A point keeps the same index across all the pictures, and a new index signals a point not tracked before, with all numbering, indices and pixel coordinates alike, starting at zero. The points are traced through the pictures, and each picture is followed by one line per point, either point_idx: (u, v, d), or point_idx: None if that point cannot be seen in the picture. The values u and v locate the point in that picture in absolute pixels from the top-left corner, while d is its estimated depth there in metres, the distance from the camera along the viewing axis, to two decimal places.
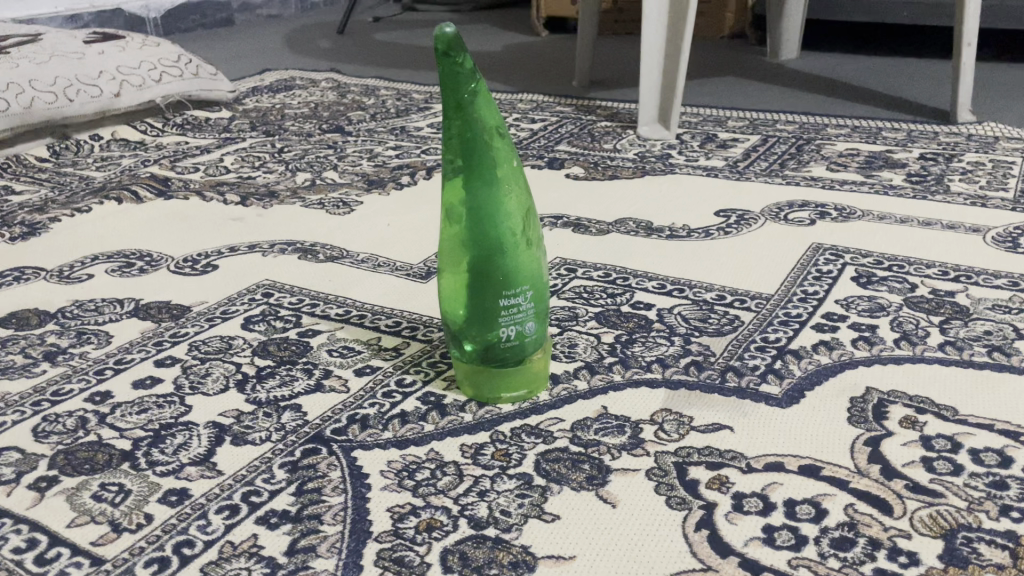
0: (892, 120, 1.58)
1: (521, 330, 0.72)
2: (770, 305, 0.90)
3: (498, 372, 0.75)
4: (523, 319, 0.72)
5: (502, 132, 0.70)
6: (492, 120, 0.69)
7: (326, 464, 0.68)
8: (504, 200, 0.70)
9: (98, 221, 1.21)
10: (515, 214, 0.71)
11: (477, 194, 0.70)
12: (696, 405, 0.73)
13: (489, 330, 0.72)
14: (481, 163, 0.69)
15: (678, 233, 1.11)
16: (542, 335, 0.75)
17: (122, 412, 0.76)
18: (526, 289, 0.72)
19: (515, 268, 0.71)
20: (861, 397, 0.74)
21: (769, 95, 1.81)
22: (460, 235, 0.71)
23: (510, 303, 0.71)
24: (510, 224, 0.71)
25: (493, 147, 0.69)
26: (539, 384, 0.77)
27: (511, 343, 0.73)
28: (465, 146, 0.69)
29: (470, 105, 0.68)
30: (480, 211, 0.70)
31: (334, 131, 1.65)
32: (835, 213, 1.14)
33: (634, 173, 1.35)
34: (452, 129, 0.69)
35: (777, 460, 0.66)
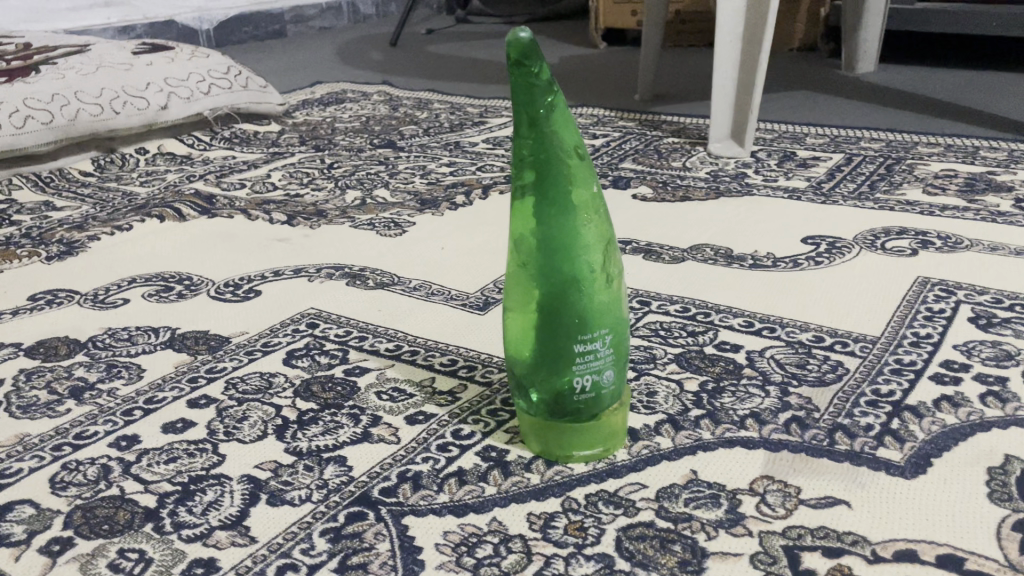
0: (990, 138, 1.45)
1: (597, 380, 0.63)
2: (877, 350, 0.79)
3: (569, 429, 0.65)
4: (601, 367, 0.62)
5: (581, 152, 0.60)
6: (571, 138, 0.60)
7: (372, 534, 0.59)
8: (583, 231, 0.61)
9: (137, 240, 1.15)
10: (595, 248, 0.61)
11: (551, 224, 0.60)
12: (802, 473, 0.63)
13: (561, 381, 0.63)
14: (555, 187, 0.60)
15: (762, 263, 1.00)
16: (621, 386, 0.65)
17: (149, 461, 0.68)
18: (606, 334, 0.62)
19: (593, 311, 0.61)
20: (1001, 468, 0.62)
21: (849, 110, 1.68)
22: (530, 270, 0.62)
23: (586, 351, 0.62)
24: (590, 260, 0.61)
25: (571, 169, 0.60)
26: (616, 442, 0.67)
27: (586, 396, 0.63)
28: (538, 167, 0.59)
29: (545, 122, 0.59)
30: (554, 242, 0.61)
31: (386, 146, 1.58)
32: (938, 242, 1.02)
33: (708, 194, 1.25)
34: (523, 149, 0.60)
35: (907, 548, 0.55)
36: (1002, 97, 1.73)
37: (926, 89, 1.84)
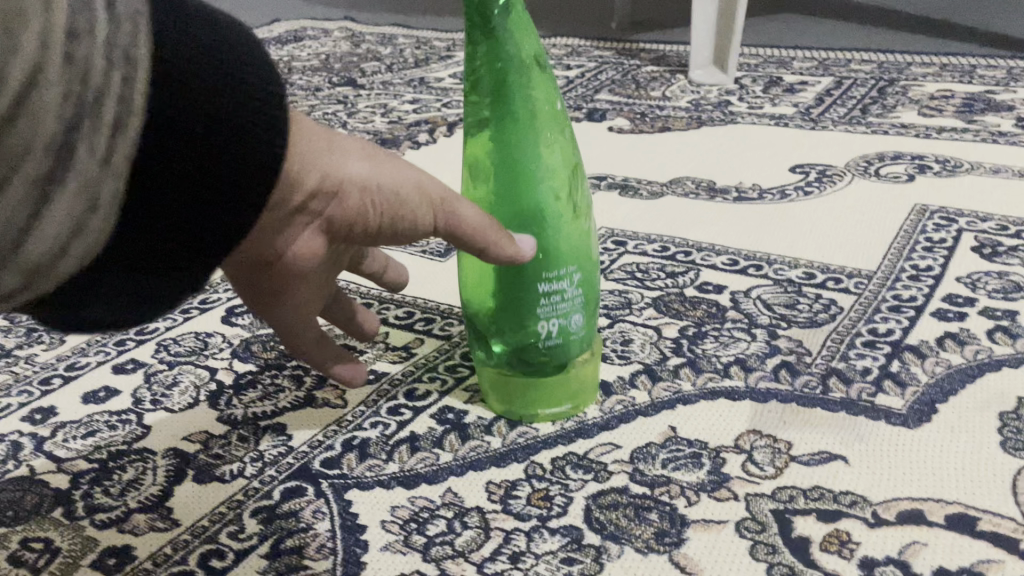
0: (987, 56, 1.36)
1: (564, 324, 0.55)
2: (873, 286, 0.72)
3: (533, 382, 0.57)
4: (568, 310, 0.55)
5: (542, 65, 0.53)
6: (532, 46, 0.52)
7: (311, 513, 0.52)
8: (546, 155, 0.53)
9: None
10: (560, 172, 0.53)
11: (510, 146, 0.52)
12: (792, 425, 0.56)
13: (522, 326, 0.55)
14: (513, 103, 0.52)
15: (747, 195, 0.93)
16: (591, 334, 0.58)
17: (65, 436, 0.61)
18: (574, 273, 0.55)
19: (558, 246, 0.54)
20: (1014, 412, 0.56)
21: (838, 32, 1.59)
22: (485, 200, 0.54)
23: (550, 291, 0.54)
24: (553, 187, 0.53)
25: (532, 82, 0.52)
26: (585, 398, 0.60)
27: (552, 343, 0.55)
28: (493, 80, 0.52)
29: (499, 25, 0.51)
30: (513, 169, 0.53)
31: (346, 84, 1.48)
32: (936, 167, 0.95)
33: (688, 124, 1.17)
34: (475, 59, 0.52)
35: (913, 508, 0.49)
36: (997, 14, 1.65)
37: (917, 7, 1.75)
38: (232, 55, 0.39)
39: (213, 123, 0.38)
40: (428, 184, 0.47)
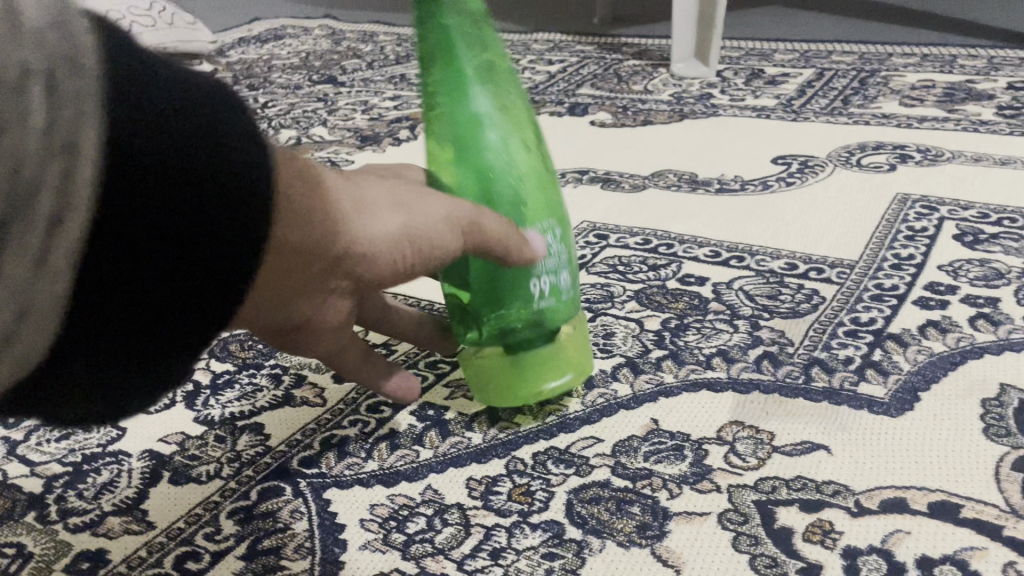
0: (967, 45, 1.37)
1: (554, 281, 0.54)
2: (855, 276, 0.72)
3: (529, 352, 0.55)
4: (555, 267, 0.54)
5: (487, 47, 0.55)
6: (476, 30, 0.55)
7: (288, 512, 0.52)
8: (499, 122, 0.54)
9: None
10: (524, 132, 0.55)
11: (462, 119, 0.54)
12: (774, 415, 0.56)
13: (514, 291, 0.53)
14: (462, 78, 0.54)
15: (729, 187, 0.92)
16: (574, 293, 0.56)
17: (38, 439, 0.60)
18: (553, 226, 0.54)
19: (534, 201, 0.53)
20: (996, 399, 0.55)
21: (819, 24, 1.59)
22: (454, 155, 0.54)
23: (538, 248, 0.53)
24: (519, 145, 0.54)
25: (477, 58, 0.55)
26: (582, 368, 0.58)
27: (546, 302, 0.54)
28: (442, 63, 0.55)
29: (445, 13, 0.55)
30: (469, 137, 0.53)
31: (326, 82, 1.47)
32: (917, 156, 0.95)
33: (670, 117, 1.16)
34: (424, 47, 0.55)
35: (896, 496, 0.48)
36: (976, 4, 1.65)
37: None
38: (182, 111, 0.34)
39: (182, 187, 0.33)
40: (455, 210, 0.46)
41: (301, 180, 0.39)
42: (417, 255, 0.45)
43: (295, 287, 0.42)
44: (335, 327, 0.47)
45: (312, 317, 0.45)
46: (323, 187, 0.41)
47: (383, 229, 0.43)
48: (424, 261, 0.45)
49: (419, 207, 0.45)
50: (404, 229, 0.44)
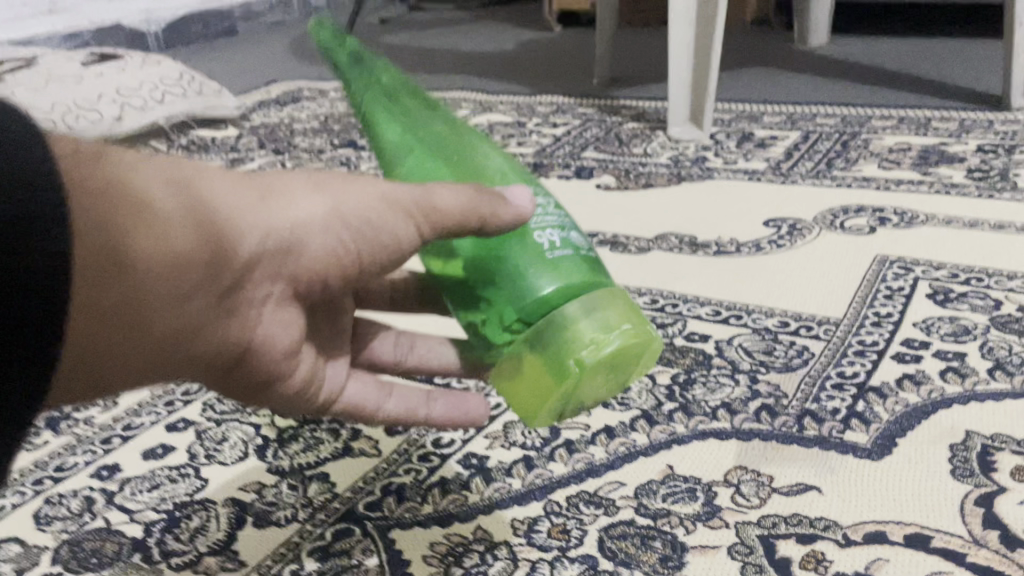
0: (942, 108, 1.49)
1: (562, 236, 0.51)
2: (840, 333, 0.81)
3: (563, 316, 0.48)
4: (557, 225, 0.52)
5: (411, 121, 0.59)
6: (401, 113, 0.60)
7: (360, 550, 0.60)
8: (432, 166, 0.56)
9: None
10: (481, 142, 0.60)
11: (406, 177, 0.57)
12: (773, 460, 0.65)
13: (520, 244, 0.50)
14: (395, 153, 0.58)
15: (726, 248, 1.02)
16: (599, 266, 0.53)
17: (132, 490, 0.68)
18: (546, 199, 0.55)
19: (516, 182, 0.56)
20: (962, 443, 0.65)
21: (804, 85, 1.71)
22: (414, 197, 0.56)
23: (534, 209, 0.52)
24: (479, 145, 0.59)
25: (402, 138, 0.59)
26: (643, 335, 0.49)
27: (560, 252, 0.50)
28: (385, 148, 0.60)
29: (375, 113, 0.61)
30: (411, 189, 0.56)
31: (346, 146, 1.57)
32: (895, 218, 1.05)
33: (670, 180, 1.27)
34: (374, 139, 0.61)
35: (877, 529, 0.57)
36: (949, 64, 1.78)
37: (877, 59, 1.88)
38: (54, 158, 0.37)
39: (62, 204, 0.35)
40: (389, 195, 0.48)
41: (191, 184, 0.44)
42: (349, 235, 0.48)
43: (219, 298, 0.45)
44: (286, 345, 0.50)
45: (256, 333, 0.48)
46: (221, 187, 0.45)
47: (304, 215, 0.47)
48: (366, 243, 0.49)
49: (339, 188, 0.49)
50: (324, 209, 0.48)
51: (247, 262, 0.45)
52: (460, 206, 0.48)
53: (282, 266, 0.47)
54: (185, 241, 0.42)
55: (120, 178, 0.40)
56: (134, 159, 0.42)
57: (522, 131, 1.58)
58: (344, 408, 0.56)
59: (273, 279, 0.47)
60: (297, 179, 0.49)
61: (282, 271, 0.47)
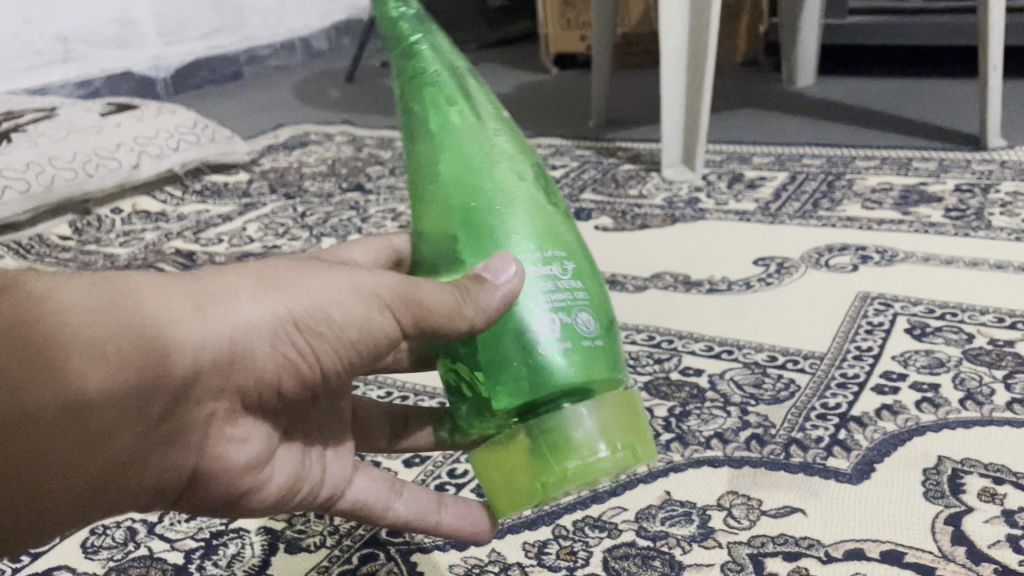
0: (922, 148, 1.56)
1: (569, 323, 0.46)
2: (824, 366, 0.88)
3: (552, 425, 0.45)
4: (569, 305, 0.46)
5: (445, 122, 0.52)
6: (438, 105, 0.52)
7: (385, 572, 0.66)
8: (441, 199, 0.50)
9: None
10: (520, 159, 0.52)
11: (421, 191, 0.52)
12: (762, 486, 0.71)
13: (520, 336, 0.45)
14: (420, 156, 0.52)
15: (718, 287, 1.09)
16: (614, 354, 0.47)
17: (171, 520, 0.74)
18: (566, 261, 0.48)
19: (537, 229, 0.48)
20: (934, 468, 0.71)
21: (791, 126, 1.79)
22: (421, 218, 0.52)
23: (538, 284, 0.46)
24: (516, 169, 0.51)
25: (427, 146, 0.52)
26: (631, 454, 0.46)
27: (561, 346, 0.45)
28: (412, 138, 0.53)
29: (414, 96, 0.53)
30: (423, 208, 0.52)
31: (354, 190, 1.64)
32: (877, 256, 1.12)
33: (664, 221, 1.33)
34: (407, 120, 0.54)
35: (856, 546, 0.63)
36: (931, 105, 1.86)
37: (861, 100, 1.97)
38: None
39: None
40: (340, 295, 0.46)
41: (128, 299, 0.41)
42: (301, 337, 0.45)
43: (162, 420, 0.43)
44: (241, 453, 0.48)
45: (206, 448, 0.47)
46: (160, 300, 0.42)
47: (253, 325, 0.44)
48: (318, 343, 0.46)
49: (288, 284, 0.45)
50: (274, 316, 0.45)
51: (183, 381, 0.43)
52: (442, 309, 0.45)
53: (226, 377, 0.45)
54: (102, 374, 0.40)
55: (29, 316, 0.38)
56: (47, 286, 0.40)
57: None
58: (347, 508, 0.55)
59: (216, 390, 0.45)
60: (243, 275, 0.45)
61: (226, 380, 0.45)
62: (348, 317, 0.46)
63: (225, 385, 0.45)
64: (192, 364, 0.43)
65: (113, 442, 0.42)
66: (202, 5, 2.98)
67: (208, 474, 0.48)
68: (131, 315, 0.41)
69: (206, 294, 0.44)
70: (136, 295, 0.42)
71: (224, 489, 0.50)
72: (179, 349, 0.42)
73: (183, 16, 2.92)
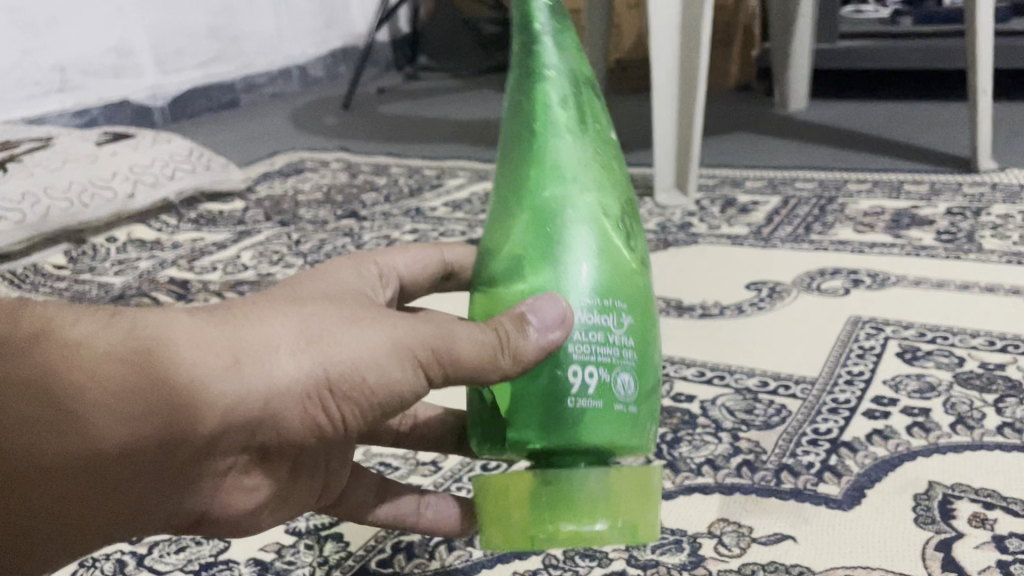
0: (914, 171, 1.57)
1: (603, 381, 0.46)
2: (816, 391, 0.88)
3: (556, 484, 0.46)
4: (610, 360, 0.46)
5: (542, 135, 0.50)
6: (537, 113, 0.51)
7: None
8: (514, 214, 0.50)
9: None
10: (606, 186, 0.50)
11: (499, 195, 0.52)
12: (752, 513, 0.71)
13: (549, 381, 0.46)
14: (508, 160, 0.52)
15: (710, 312, 1.09)
16: (646, 424, 0.47)
17: (160, 552, 0.74)
18: (625, 313, 0.47)
19: (602, 268, 0.48)
20: (925, 493, 0.71)
21: (784, 150, 1.80)
22: (492, 225, 0.52)
23: (587, 331, 0.46)
24: (601, 198, 0.50)
25: (518, 154, 0.51)
26: (623, 532, 0.47)
27: (588, 403, 0.45)
28: (510, 137, 0.52)
29: (521, 93, 0.52)
30: (495, 218, 0.52)
31: (349, 217, 1.65)
32: (868, 280, 1.12)
33: (657, 246, 1.34)
34: (510, 115, 0.53)
35: (846, 573, 0.63)
36: (921, 128, 1.88)
37: (854, 123, 1.98)
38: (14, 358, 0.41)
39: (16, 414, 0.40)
40: (369, 355, 0.45)
41: (156, 353, 0.42)
42: (326, 397, 0.45)
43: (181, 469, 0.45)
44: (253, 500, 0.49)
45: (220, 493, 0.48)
46: (191, 352, 0.43)
47: (280, 384, 0.44)
48: (343, 403, 0.45)
49: (327, 342, 0.45)
50: (304, 376, 0.44)
51: (205, 434, 0.44)
52: (476, 358, 0.45)
53: (249, 433, 0.45)
54: (114, 428, 0.41)
55: (62, 361, 0.41)
56: (86, 331, 0.42)
57: None
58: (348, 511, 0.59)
59: (241, 442, 0.46)
60: (284, 328, 0.45)
61: (252, 435, 0.45)
62: (381, 380, 0.45)
63: (251, 438, 0.46)
64: (213, 420, 0.44)
65: (126, 488, 0.43)
66: (199, 35, 3.01)
67: (228, 517, 0.49)
68: (154, 369, 0.42)
69: (238, 348, 0.44)
70: (166, 346, 0.43)
71: (251, 525, 0.51)
72: (201, 405, 0.43)
73: (180, 46, 2.95)
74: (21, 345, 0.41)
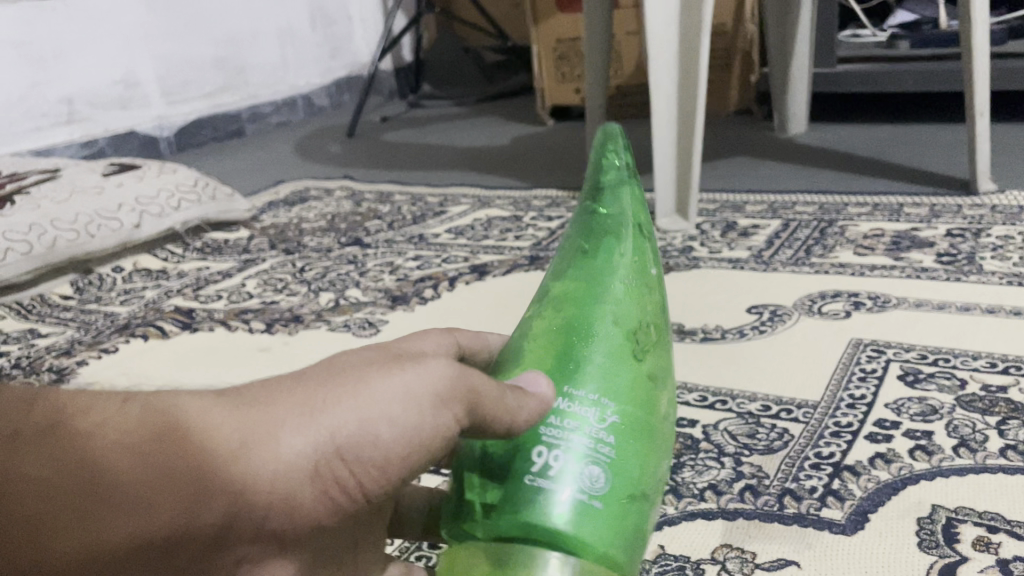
0: (914, 193, 1.58)
1: (564, 462, 0.45)
2: (818, 415, 0.88)
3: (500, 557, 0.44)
4: (582, 444, 0.46)
5: (588, 256, 0.54)
6: (588, 236, 0.55)
7: None
8: (547, 317, 0.53)
9: (143, 355, 1.17)
10: (636, 307, 0.52)
11: (539, 301, 0.55)
12: (755, 538, 0.71)
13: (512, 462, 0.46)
14: (554, 274, 0.56)
15: (711, 335, 1.10)
16: (616, 526, 0.45)
17: None
18: (611, 411, 0.47)
19: (613, 377, 0.49)
20: (929, 517, 0.70)
21: (784, 174, 1.82)
22: (523, 328, 0.54)
23: (562, 417, 0.47)
24: (627, 313, 0.51)
25: (564, 269, 0.55)
26: None
27: (543, 480, 0.44)
28: (563, 256, 0.56)
29: (580, 222, 0.57)
30: (530, 321, 0.54)
31: (353, 244, 1.66)
32: (869, 303, 1.13)
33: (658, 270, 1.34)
34: (567, 240, 0.57)
35: None
36: (920, 150, 1.89)
37: (853, 146, 1.99)
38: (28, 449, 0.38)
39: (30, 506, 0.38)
40: (383, 422, 0.43)
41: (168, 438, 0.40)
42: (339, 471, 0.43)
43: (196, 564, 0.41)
44: None
45: None
46: (202, 436, 0.41)
47: (293, 461, 0.42)
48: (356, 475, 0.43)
49: (339, 414, 0.43)
50: (317, 450, 0.42)
51: (218, 523, 0.41)
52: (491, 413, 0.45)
53: (262, 521, 0.42)
54: (128, 519, 0.39)
55: (75, 451, 0.39)
56: (97, 420, 0.40)
57: (519, 225, 1.67)
58: None
59: (255, 532, 0.42)
60: (295, 405, 0.43)
61: (265, 522, 0.42)
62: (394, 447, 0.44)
63: (265, 529, 0.43)
64: (226, 505, 0.41)
65: None
66: (205, 66, 3.05)
67: None
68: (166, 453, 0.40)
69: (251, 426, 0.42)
70: (178, 432, 0.41)
71: None
72: (212, 490, 0.40)
73: (186, 77, 2.98)
74: (31, 438, 0.39)
